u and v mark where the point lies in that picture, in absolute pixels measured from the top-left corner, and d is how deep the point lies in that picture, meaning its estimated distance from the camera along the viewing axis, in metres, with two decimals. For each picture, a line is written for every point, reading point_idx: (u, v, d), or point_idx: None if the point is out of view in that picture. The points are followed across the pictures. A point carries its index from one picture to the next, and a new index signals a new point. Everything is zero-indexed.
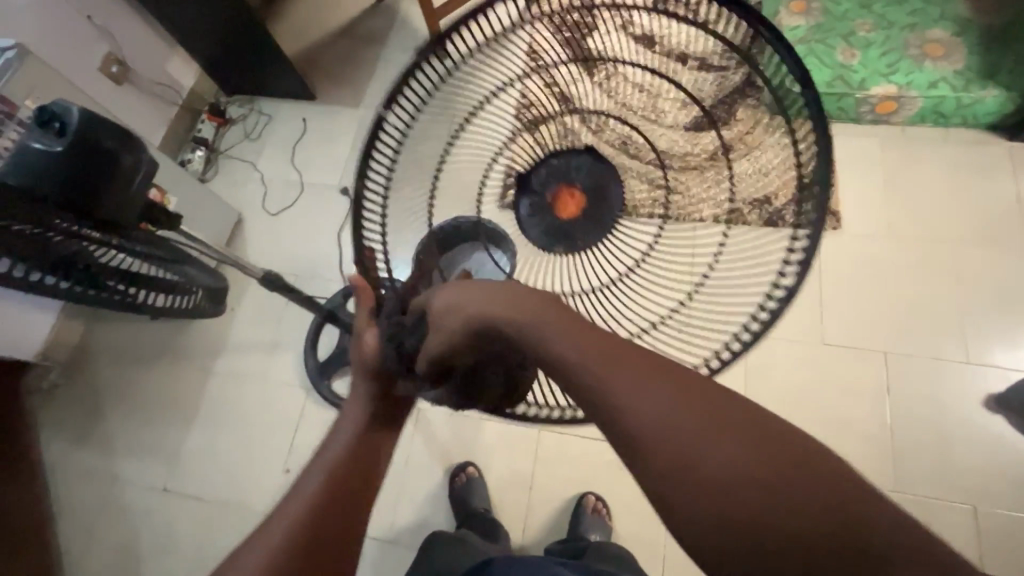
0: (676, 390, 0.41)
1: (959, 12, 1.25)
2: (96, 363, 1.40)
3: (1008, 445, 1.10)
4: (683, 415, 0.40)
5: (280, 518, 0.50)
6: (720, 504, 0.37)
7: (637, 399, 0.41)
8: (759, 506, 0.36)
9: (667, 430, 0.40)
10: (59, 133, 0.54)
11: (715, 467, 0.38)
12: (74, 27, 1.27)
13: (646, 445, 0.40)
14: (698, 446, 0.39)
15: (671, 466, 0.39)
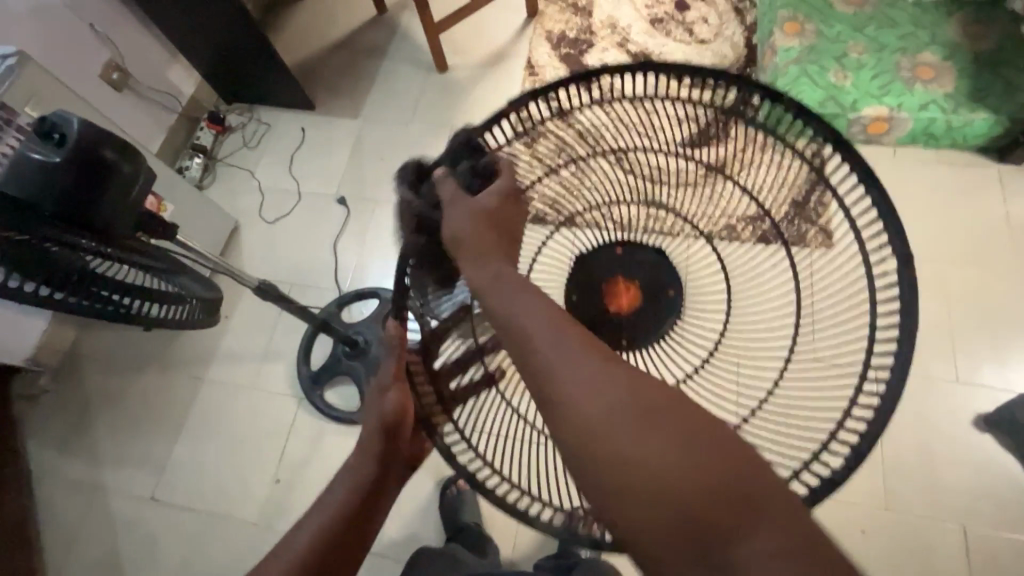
0: (619, 379, 0.44)
1: (949, 37, 1.28)
2: (87, 369, 1.39)
3: (997, 464, 1.10)
4: (622, 408, 0.42)
5: (281, 557, 0.53)
6: (644, 492, 0.39)
7: (581, 387, 0.44)
8: (664, 475, 0.39)
9: (607, 423, 0.41)
10: (58, 144, 0.55)
11: (643, 454, 0.40)
12: (75, 34, 1.28)
13: (584, 433, 0.42)
14: (631, 434, 0.41)
15: (607, 458, 0.41)
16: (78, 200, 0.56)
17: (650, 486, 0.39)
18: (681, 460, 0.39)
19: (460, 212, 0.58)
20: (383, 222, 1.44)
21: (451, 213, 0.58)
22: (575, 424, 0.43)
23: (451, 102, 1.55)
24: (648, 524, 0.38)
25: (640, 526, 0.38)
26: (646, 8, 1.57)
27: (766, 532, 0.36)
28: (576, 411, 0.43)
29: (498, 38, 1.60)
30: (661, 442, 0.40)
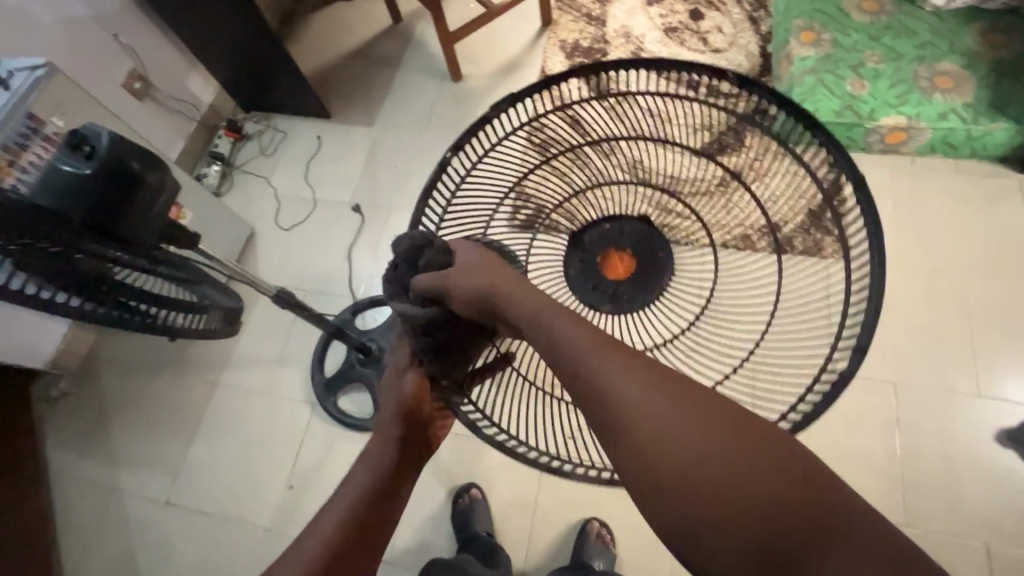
0: (659, 385, 0.48)
1: (969, 45, 1.27)
2: (105, 373, 1.41)
3: (1021, 480, 1.08)
4: (687, 426, 0.45)
5: (304, 546, 0.54)
6: (718, 506, 0.43)
7: (644, 405, 0.47)
8: (719, 485, 0.43)
9: (675, 449, 0.45)
10: (87, 155, 0.58)
11: (712, 469, 0.44)
12: (101, 46, 1.31)
13: (654, 459, 0.45)
14: (692, 450, 0.44)
15: (676, 475, 0.44)
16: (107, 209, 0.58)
17: (720, 499, 0.43)
18: (749, 472, 0.43)
19: (469, 281, 0.54)
20: (397, 231, 1.46)
21: (462, 283, 0.54)
22: (641, 447, 0.46)
23: (465, 111, 1.56)
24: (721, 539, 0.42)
25: (714, 542, 0.42)
26: (660, 18, 1.57)
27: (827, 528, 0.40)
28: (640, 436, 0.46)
29: (512, 47, 1.61)
30: (728, 458, 0.44)
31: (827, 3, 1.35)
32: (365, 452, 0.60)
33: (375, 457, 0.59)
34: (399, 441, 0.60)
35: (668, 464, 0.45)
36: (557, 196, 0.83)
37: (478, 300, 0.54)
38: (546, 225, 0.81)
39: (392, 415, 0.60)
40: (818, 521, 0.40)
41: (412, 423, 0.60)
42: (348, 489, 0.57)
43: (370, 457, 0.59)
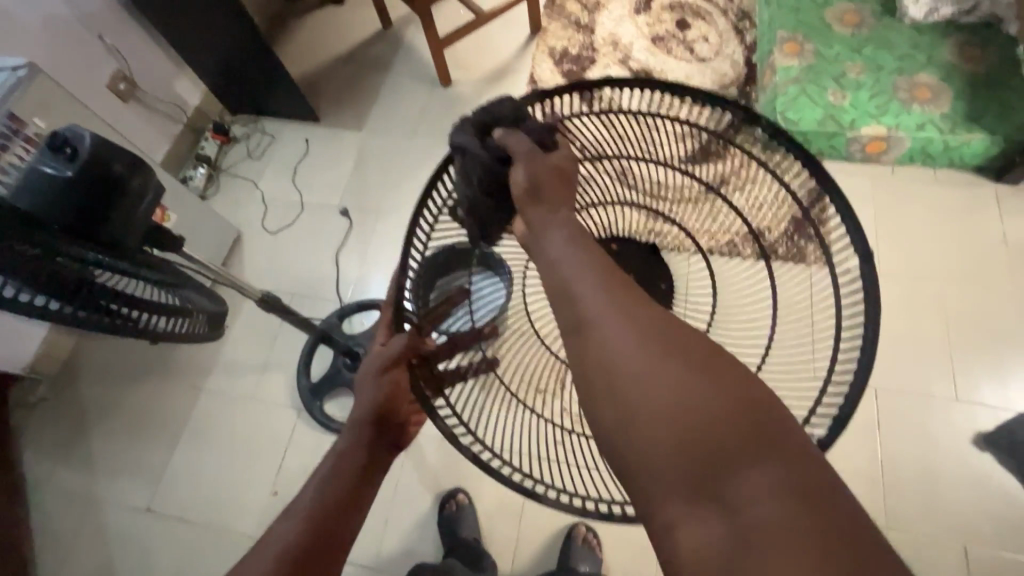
0: (647, 320, 0.44)
1: (946, 58, 1.30)
2: (85, 378, 1.38)
3: (997, 482, 1.10)
4: (651, 341, 0.42)
5: (270, 542, 0.49)
6: (660, 423, 0.39)
7: (618, 328, 0.43)
8: (678, 417, 0.39)
9: (631, 361, 0.42)
10: (69, 158, 0.58)
11: (666, 386, 0.40)
12: (85, 46, 1.30)
13: (609, 368, 0.42)
14: (652, 361, 0.41)
15: (629, 386, 0.41)
16: (89, 211, 0.58)
17: (663, 416, 0.39)
18: (704, 394, 0.39)
19: (529, 165, 0.55)
20: (385, 234, 1.45)
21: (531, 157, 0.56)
22: (601, 356, 0.43)
23: (455, 116, 1.56)
24: (655, 450, 0.39)
25: (645, 452, 0.39)
26: (648, 27, 1.59)
27: (765, 458, 0.37)
28: (600, 345, 0.43)
29: (501, 54, 1.62)
30: (687, 377, 0.40)
31: (810, 15, 1.38)
32: (335, 447, 0.57)
33: (347, 451, 0.56)
34: (371, 437, 0.57)
35: (625, 374, 0.42)
36: None
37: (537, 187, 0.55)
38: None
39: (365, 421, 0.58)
40: (756, 450, 0.37)
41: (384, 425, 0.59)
42: (312, 488, 0.53)
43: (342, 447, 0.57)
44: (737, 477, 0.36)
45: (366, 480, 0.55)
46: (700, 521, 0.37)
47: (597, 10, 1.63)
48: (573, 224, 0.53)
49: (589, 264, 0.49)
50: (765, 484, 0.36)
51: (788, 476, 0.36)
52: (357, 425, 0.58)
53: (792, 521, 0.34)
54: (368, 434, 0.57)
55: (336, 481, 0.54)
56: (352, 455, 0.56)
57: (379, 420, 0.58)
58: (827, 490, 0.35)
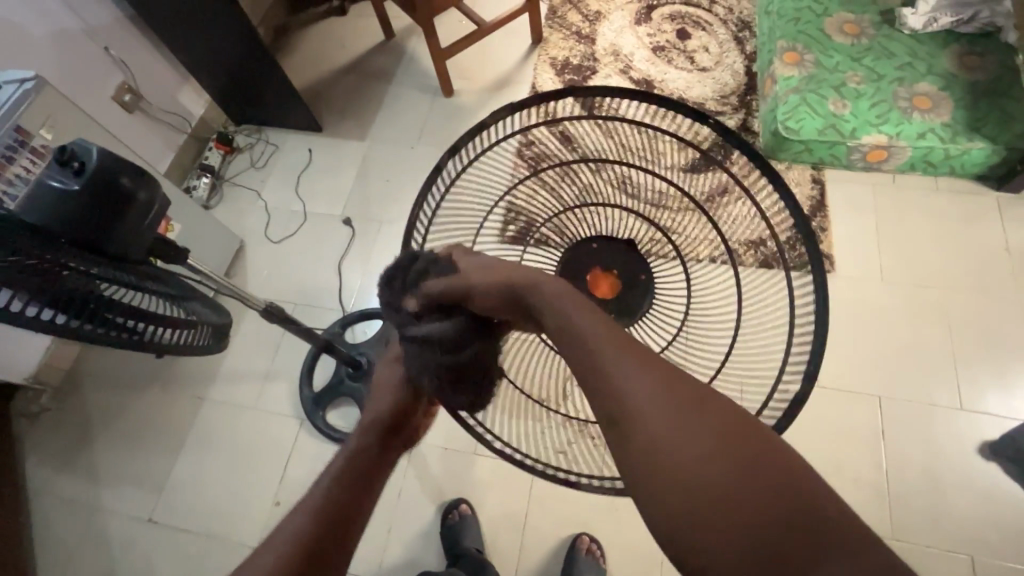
0: (670, 388, 0.43)
1: (946, 67, 1.31)
2: (88, 387, 1.38)
3: (1003, 492, 1.09)
4: (683, 420, 0.41)
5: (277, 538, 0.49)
6: (717, 524, 0.37)
7: (642, 399, 0.42)
8: (715, 494, 0.38)
9: (662, 434, 0.40)
10: (76, 172, 0.59)
11: (715, 478, 0.38)
12: (92, 58, 1.31)
13: (653, 465, 0.40)
14: (698, 454, 0.39)
15: (678, 482, 0.39)
16: (95, 224, 0.59)
17: (718, 515, 0.37)
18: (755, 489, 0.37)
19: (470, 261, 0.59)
20: (388, 243, 1.46)
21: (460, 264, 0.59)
22: (643, 450, 0.41)
23: (457, 126, 1.57)
24: (716, 552, 0.37)
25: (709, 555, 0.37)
26: (648, 37, 1.60)
27: (832, 553, 0.34)
28: (640, 438, 0.41)
29: (503, 64, 1.63)
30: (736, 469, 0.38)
31: (809, 25, 1.39)
32: (346, 445, 0.57)
33: (359, 450, 0.56)
34: (383, 441, 0.58)
35: (670, 469, 0.39)
36: (545, 210, 0.83)
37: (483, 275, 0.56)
38: (537, 236, 0.81)
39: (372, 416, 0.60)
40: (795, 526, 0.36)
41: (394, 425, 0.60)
42: (325, 479, 0.53)
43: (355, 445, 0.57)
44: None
45: (374, 479, 0.55)
46: None
47: (598, 21, 1.64)
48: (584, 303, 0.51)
49: (605, 329, 0.48)
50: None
51: (862, 571, 0.33)
52: (370, 427, 0.59)
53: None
54: (380, 436, 0.58)
55: (347, 479, 0.53)
56: (365, 456, 0.56)
57: (393, 424, 0.59)
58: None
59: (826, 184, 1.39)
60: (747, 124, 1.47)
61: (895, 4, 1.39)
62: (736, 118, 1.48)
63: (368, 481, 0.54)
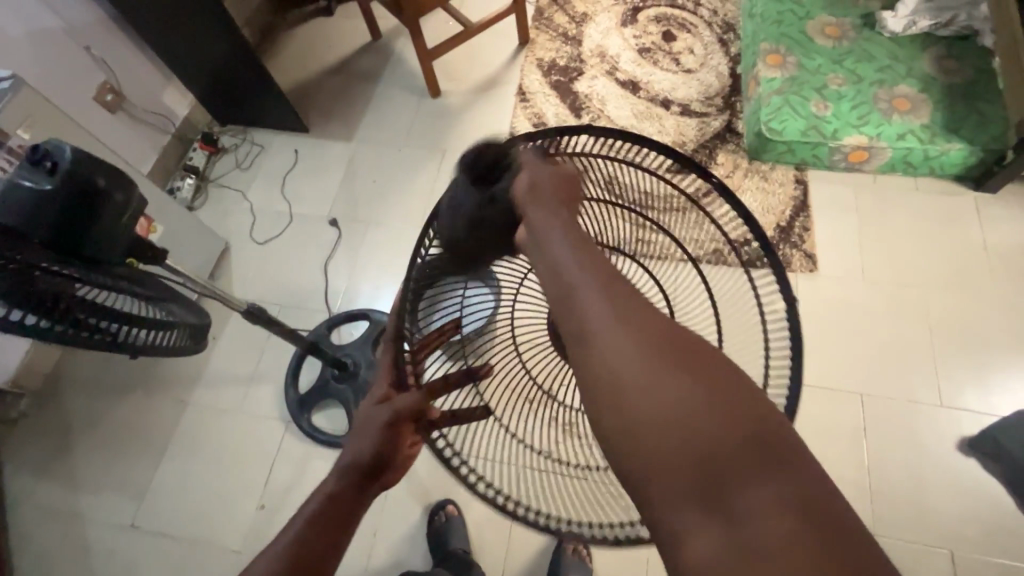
0: (650, 327, 0.41)
1: (924, 70, 1.33)
2: (69, 391, 1.36)
3: (982, 486, 1.11)
4: (657, 356, 0.39)
5: None
6: (662, 435, 0.36)
7: (616, 335, 0.40)
8: (678, 424, 0.36)
9: (632, 367, 0.39)
10: (49, 172, 0.59)
11: (675, 404, 0.37)
12: (73, 57, 1.30)
13: (608, 378, 0.39)
14: (654, 370, 0.38)
15: (634, 408, 0.38)
16: (67, 225, 0.60)
17: (664, 427, 0.36)
18: (703, 404, 0.37)
19: (527, 174, 0.54)
20: (375, 245, 1.45)
21: (535, 167, 0.55)
22: (601, 362, 0.40)
23: (444, 127, 1.57)
24: (652, 461, 0.36)
25: (645, 464, 0.36)
26: (634, 39, 1.61)
27: (768, 469, 0.34)
28: (599, 351, 0.41)
29: (490, 65, 1.63)
30: (689, 386, 0.38)
31: (792, 28, 1.41)
32: (322, 488, 0.54)
33: (330, 496, 0.53)
34: (362, 482, 0.54)
35: (623, 381, 0.39)
36: None
37: (536, 190, 0.53)
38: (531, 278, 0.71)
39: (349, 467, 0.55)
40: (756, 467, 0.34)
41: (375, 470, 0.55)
42: (294, 527, 0.51)
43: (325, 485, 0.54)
44: (743, 491, 0.34)
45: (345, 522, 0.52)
46: (703, 537, 0.34)
47: (585, 23, 1.65)
48: (574, 233, 0.50)
49: (594, 270, 0.46)
50: (774, 497, 0.33)
51: (795, 488, 0.34)
52: (345, 469, 0.55)
53: (796, 538, 0.32)
54: (355, 481, 0.54)
55: (319, 523, 0.51)
56: (336, 501, 0.53)
57: (370, 469, 0.55)
58: (831, 507, 0.34)
59: (809, 185, 1.40)
60: (731, 126, 1.48)
61: (875, 7, 1.41)
62: (720, 119, 1.49)
63: (339, 526, 0.52)
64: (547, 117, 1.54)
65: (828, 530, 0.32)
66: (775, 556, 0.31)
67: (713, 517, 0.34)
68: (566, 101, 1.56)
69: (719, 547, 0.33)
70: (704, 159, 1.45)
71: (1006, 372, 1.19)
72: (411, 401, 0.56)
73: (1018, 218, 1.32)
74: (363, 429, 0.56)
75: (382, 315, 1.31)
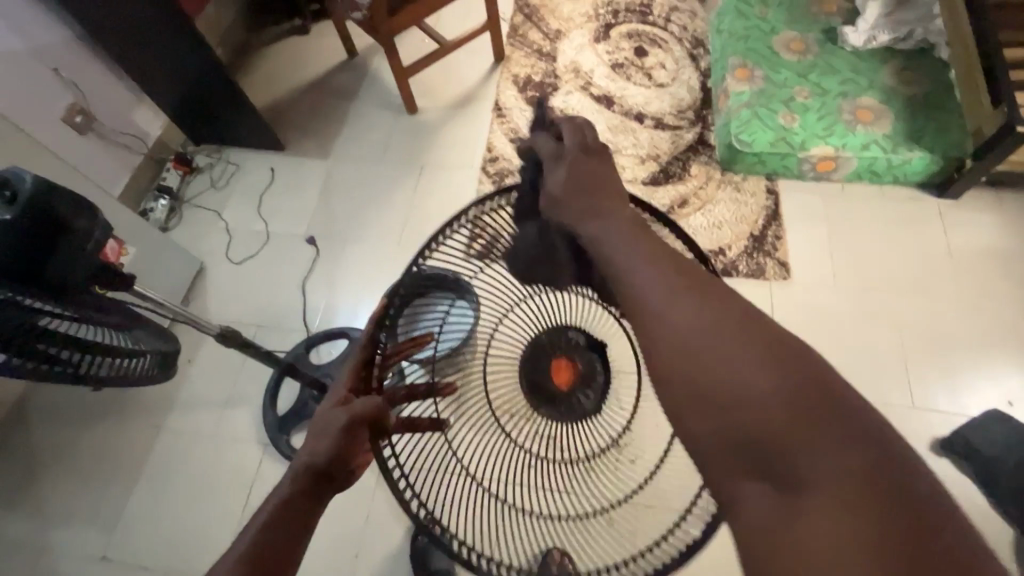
0: (713, 307, 0.45)
1: (885, 82, 1.38)
2: (36, 421, 1.32)
3: (955, 486, 1.14)
4: (718, 328, 0.44)
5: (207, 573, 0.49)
6: (726, 417, 0.41)
7: (686, 316, 0.45)
8: (740, 387, 0.41)
9: (692, 339, 0.44)
10: (9, 202, 0.58)
11: (744, 378, 0.41)
12: (40, 80, 1.28)
13: (674, 353, 0.45)
14: (710, 336, 0.44)
15: (687, 369, 0.44)
16: (29, 254, 0.59)
17: (716, 404, 0.42)
18: (774, 389, 0.40)
19: (563, 170, 0.58)
20: (355, 262, 1.45)
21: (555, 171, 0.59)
22: (664, 347, 0.45)
23: (421, 143, 1.58)
24: (720, 433, 0.41)
25: (710, 434, 0.42)
26: (607, 55, 1.65)
27: (836, 435, 0.38)
28: (667, 329, 0.46)
29: (467, 81, 1.65)
30: (765, 374, 0.41)
31: (758, 43, 1.45)
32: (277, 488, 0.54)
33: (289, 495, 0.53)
34: (315, 484, 0.54)
35: (697, 347, 0.44)
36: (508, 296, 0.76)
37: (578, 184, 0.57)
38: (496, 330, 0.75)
39: (302, 464, 0.54)
40: (824, 430, 0.38)
41: (339, 470, 0.55)
42: (253, 523, 0.52)
43: (284, 483, 0.54)
44: (801, 456, 0.38)
45: (301, 519, 0.53)
46: (755, 489, 0.40)
47: (559, 39, 1.68)
48: (631, 228, 0.54)
49: (645, 250, 0.51)
50: (834, 466, 0.37)
51: (864, 458, 0.37)
52: (303, 469, 0.54)
53: (855, 505, 0.35)
54: (312, 483, 0.54)
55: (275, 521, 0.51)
56: (293, 501, 0.53)
57: (325, 471, 0.54)
58: (898, 478, 0.36)
59: (780, 195, 1.44)
60: (703, 138, 1.52)
61: (837, 22, 1.47)
62: (693, 132, 1.53)
63: (299, 525, 0.52)
64: (524, 132, 1.55)
65: (883, 499, 0.35)
66: (836, 509, 0.35)
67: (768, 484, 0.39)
68: None
69: (768, 510, 0.38)
70: (677, 171, 1.48)
71: (973, 373, 1.22)
72: (373, 405, 0.57)
73: (978, 222, 1.37)
74: (317, 429, 0.56)
75: (361, 333, 1.30)
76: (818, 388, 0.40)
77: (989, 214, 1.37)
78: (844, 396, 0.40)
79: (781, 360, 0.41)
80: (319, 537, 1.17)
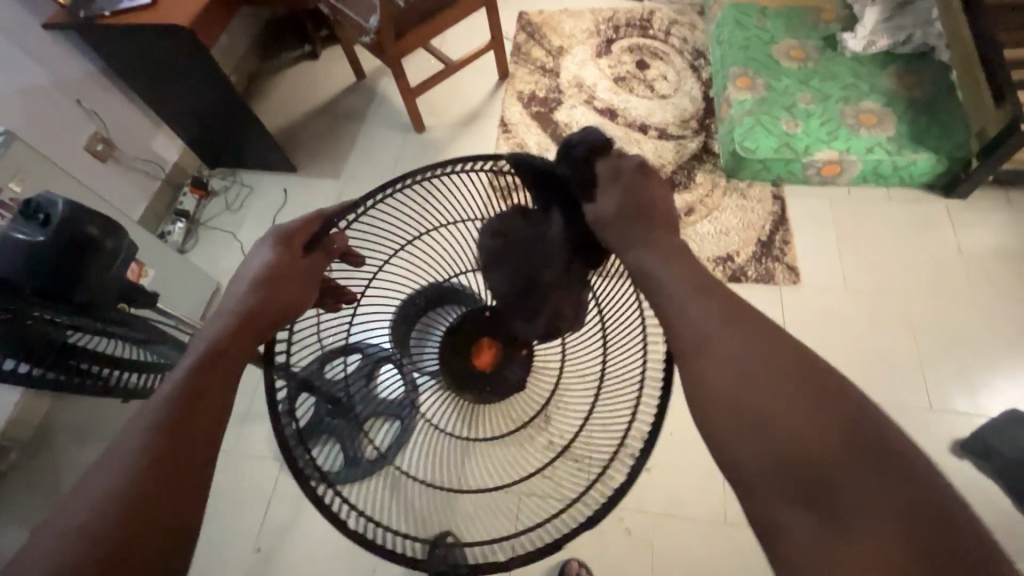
0: (766, 345, 0.45)
1: (886, 85, 1.39)
2: (61, 441, 1.35)
3: (980, 488, 1.11)
4: (772, 365, 0.43)
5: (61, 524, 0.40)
6: (772, 452, 0.40)
7: (738, 354, 0.45)
8: (784, 422, 0.40)
9: (741, 367, 0.44)
10: (42, 223, 0.61)
11: (787, 412, 0.41)
12: (63, 111, 1.33)
13: (722, 377, 0.44)
14: (747, 358, 0.44)
15: (732, 402, 0.43)
16: (61, 275, 0.61)
17: (754, 434, 0.41)
18: (816, 423, 0.40)
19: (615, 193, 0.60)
20: None
21: (613, 193, 0.60)
22: (713, 377, 0.44)
23: (428, 161, 1.61)
24: (764, 462, 0.40)
25: (752, 455, 0.40)
26: (610, 68, 1.68)
27: (871, 467, 0.37)
28: (716, 362, 0.45)
29: (473, 98, 1.69)
30: (807, 408, 0.40)
31: (758, 52, 1.48)
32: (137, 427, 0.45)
33: (150, 431, 0.45)
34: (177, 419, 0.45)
35: (746, 379, 0.43)
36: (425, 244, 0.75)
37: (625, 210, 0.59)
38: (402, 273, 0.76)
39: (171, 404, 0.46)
40: (869, 467, 0.37)
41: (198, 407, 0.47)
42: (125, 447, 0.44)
43: (174, 394, 0.47)
44: (847, 490, 0.37)
45: (185, 463, 0.44)
46: (798, 522, 0.37)
47: (561, 55, 1.72)
48: (690, 270, 0.54)
49: (698, 288, 0.51)
50: (872, 495, 0.36)
51: (895, 494, 0.36)
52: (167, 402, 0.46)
53: (883, 527, 0.35)
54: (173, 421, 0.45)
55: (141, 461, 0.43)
56: (190, 426, 0.46)
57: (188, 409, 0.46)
58: (933, 523, 0.35)
59: (786, 200, 1.45)
60: (707, 146, 1.53)
61: (836, 29, 1.49)
62: (696, 140, 1.54)
63: (171, 464, 0.44)
64: (530, 146, 1.58)
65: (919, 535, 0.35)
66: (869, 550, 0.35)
67: (814, 514, 0.37)
68: (547, 130, 1.61)
69: (814, 539, 0.36)
70: (683, 180, 1.49)
71: (990, 372, 1.21)
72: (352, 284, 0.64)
73: (988, 222, 1.36)
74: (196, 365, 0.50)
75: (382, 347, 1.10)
76: (860, 433, 0.39)
77: (999, 213, 1.37)
78: (881, 439, 0.39)
79: (830, 403, 0.41)
80: (338, 550, 1.18)
